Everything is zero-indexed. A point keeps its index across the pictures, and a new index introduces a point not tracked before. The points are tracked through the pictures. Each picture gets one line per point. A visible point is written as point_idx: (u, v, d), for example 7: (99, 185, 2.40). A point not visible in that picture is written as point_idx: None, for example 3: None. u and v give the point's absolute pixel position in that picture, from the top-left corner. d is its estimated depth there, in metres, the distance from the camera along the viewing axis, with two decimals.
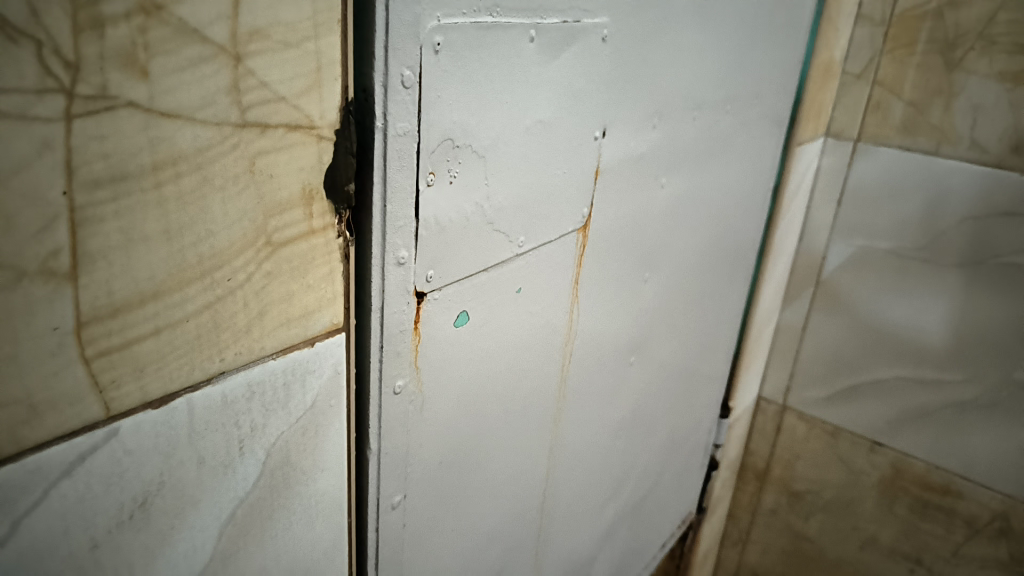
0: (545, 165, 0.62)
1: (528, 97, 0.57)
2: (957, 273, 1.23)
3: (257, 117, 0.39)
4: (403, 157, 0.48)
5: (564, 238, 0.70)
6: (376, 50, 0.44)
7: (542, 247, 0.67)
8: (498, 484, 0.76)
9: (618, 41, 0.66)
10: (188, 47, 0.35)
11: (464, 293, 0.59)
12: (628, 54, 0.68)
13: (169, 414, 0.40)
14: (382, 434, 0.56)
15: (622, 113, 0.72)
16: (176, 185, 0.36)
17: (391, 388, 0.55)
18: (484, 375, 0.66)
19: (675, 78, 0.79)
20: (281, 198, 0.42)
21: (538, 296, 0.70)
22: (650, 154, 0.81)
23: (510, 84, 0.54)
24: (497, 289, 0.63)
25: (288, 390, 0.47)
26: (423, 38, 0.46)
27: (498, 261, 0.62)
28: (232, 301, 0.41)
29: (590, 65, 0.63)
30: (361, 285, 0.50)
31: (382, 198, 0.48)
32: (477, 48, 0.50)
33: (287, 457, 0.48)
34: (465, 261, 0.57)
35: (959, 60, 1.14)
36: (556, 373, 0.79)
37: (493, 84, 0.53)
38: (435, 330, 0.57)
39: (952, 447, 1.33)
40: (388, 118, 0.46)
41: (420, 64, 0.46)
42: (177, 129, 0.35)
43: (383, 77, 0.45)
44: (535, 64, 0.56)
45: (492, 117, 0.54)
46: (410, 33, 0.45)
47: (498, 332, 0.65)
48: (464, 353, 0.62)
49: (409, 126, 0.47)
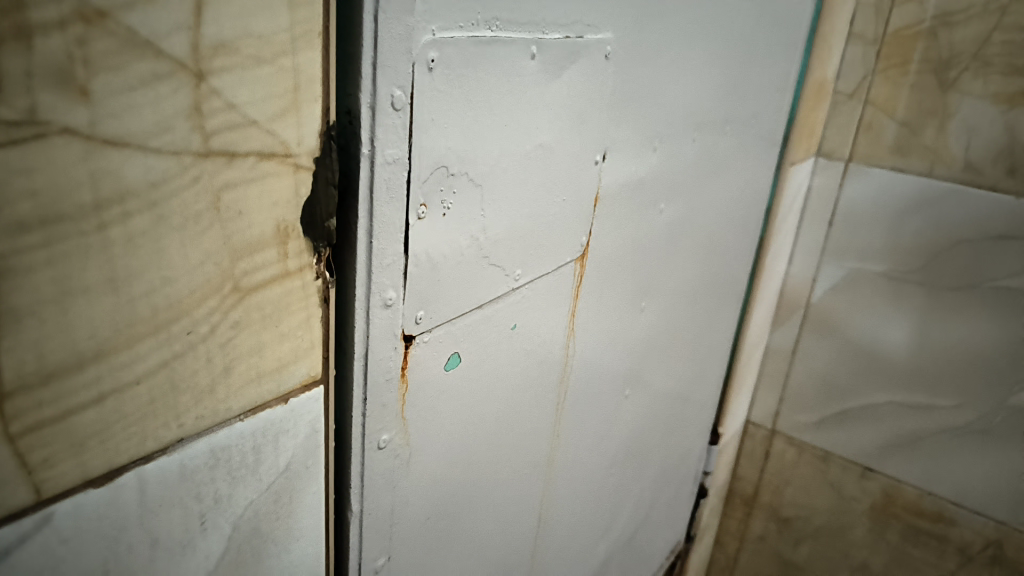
0: (543, 192, 0.57)
1: (528, 120, 0.52)
2: (950, 296, 1.20)
3: (223, 144, 0.33)
4: (392, 187, 0.42)
5: (562, 270, 0.65)
6: (363, 67, 0.38)
7: (539, 279, 0.62)
8: (488, 532, 0.70)
9: (620, 58, 0.61)
10: (139, 63, 0.29)
11: (456, 334, 0.53)
12: (629, 71, 0.63)
13: (116, 493, 0.34)
14: (364, 493, 0.50)
15: (623, 134, 0.67)
16: (125, 226, 0.30)
17: (376, 442, 0.49)
18: (476, 420, 0.60)
19: (677, 95, 0.74)
20: (251, 237, 0.36)
21: (533, 332, 0.64)
22: (650, 177, 0.76)
23: (509, 105, 0.49)
24: (491, 327, 0.57)
25: (258, 455, 0.41)
26: (416, 54, 0.40)
27: (493, 297, 0.56)
28: (193, 357, 0.35)
29: (591, 84, 0.58)
30: (343, 331, 0.45)
31: (368, 234, 0.42)
32: (474, 66, 0.45)
33: (257, 529, 0.42)
34: (458, 300, 0.52)
35: (954, 81, 1.11)
36: (551, 410, 0.73)
37: (491, 105, 0.48)
38: (424, 376, 0.52)
39: (946, 475, 1.29)
40: (377, 144, 0.40)
41: (412, 83, 0.41)
42: (125, 159, 0.29)
43: (371, 98, 0.39)
44: (535, 83, 0.51)
45: (490, 142, 0.49)
46: (401, 48, 0.39)
47: (491, 373, 0.60)
48: (455, 398, 0.56)
49: (399, 153, 0.42)
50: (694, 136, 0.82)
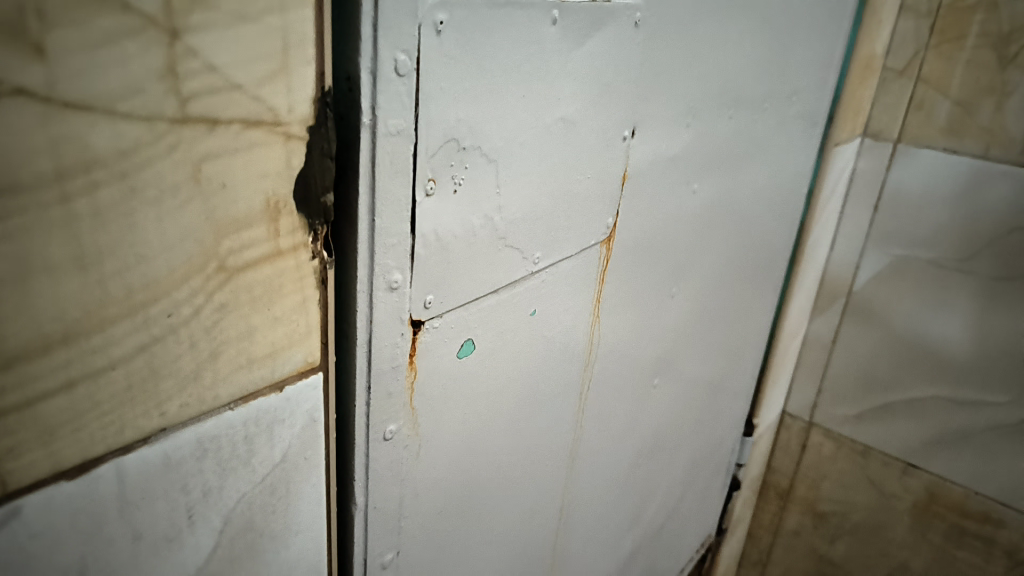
0: (565, 169, 0.54)
1: (548, 91, 0.48)
2: (1003, 285, 1.13)
3: (203, 110, 0.30)
4: (396, 161, 0.39)
5: (587, 253, 0.62)
6: (363, 29, 0.35)
7: (561, 262, 0.58)
8: (506, 525, 0.67)
9: (652, 27, 0.57)
10: (103, 16, 0.26)
11: (471, 319, 0.50)
12: (661, 43, 0.59)
13: (91, 485, 0.32)
14: (370, 487, 0.47)
15: (655, 109, 0.63)
16: (91, 199, 0.28)
17: (381, 433, 0.46)
18: (492, 410, 0.57)
19: (711, 70, 0.69)
20: (237, 212, 0.33)
21: (554, 318, 0.61)
22: (682, 157, 0.72)
23: (526, 74, 0.46)
24: (508, 312, 0.54)
25: (250, 446, 0.38)
26: (423, 15, 0.37)
27: (510, 281, 0.53)
28: (175, 341, 0.33)
29: (619, 54, 0.54)
30: (343, 316, 0.42)
31: (370, 211, 0.39)
32: (488, 32, 0.41)
33: (251, 523, 0.40)
34: (471, 284, 0.49)
35: (1014, 57, 1.03)
36: (574, 401, 0.70)
37: (506, 74, 0.44)
38: (434, 363, 0.49)
39: (993, 471, 1.23)
40: (379, 113, 0.37)
41: (418, 47, 0.38)
42: (90, 125, 0.27)
43: (371, 64, 0.36)
44: (557, 51, 0.47)
45: (506, 114, 0.45)
46: (406, 8, 0.36)
47: (508, 361, 0.57)
48: (469, 388, 0.53)
49: (404, 124, 0.39)
50: (730, 112, 0.77)
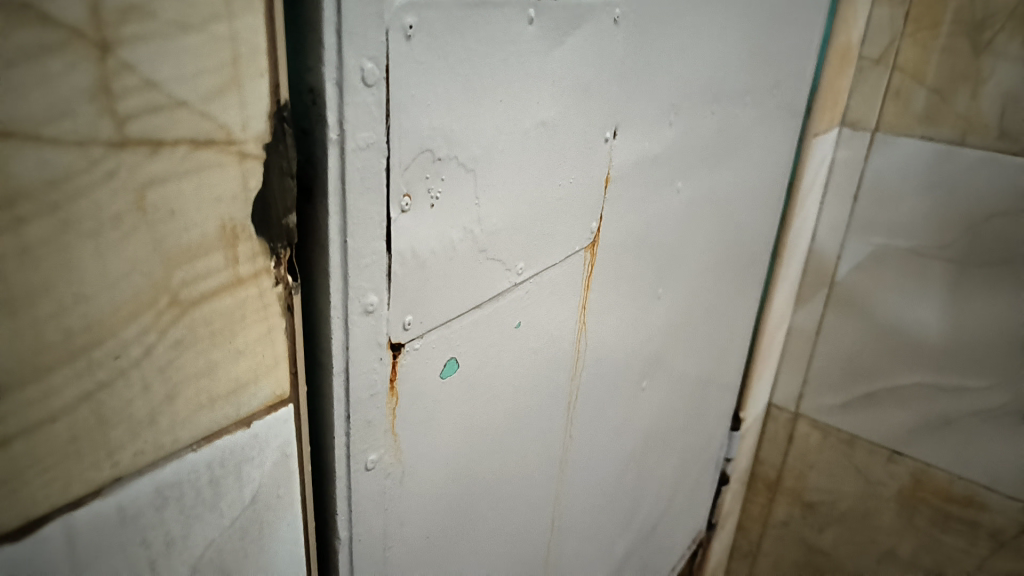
0: (547, 175, 0.51)
1: (527, 93, 0.46)
2: (982, 272, 1.12)
3: (144, 130, 0.27)
4: (367, 177, 0.36)
5: (572, 259, 0.59)
6: (325, 37, 0.32)
7: (545, 271, 0.56)
8: (497, 545, 0.65)
9: (632, 23, 0.54)
10: (19, 32, 0.23)
11: (453, 337, 0.48)
12: (641, 39, 0.57)
13: (37, 547, 0.29)
14: (353, 522, 0.45)
15: (637, 108, 0.60)
16: (21, 235, 0.25)
17: (363, 464, 0.44)
18: (477, 430, 0.55)
19: (692, 64, 0.67)
20: (190, 239, 0.30)
21: (540, 329, 0.58)
22: (666, 155, 0.69)
23: (503, 77, 0.43)
24: (492, 326, 0.52)
25: (217, 488, 0.35)
26: (390, 19, 0.34)
27: (493, 294, 0.50)
28: (127, 383, 0.30)
29: (598, 51, 0.52)
30: (316, 344, 0.39)
31: (341, 232, 0.36)
32: (462, 34, 0.39)
33: (222, 569, 0.37)
34: (452, 300, 0.46)
35: (988, 43, 1.02)
36: (563, 411, 0.68)
37: (482, 78, 0.41)
38: (417, 387, 0.46)
39: (977, 457, 1.22)
40: (347, 127, 0.34)
41: (385, 53, 0.35)
42: (14, 153, 0.24)
43: (337, 75, 0.33)
44: (534, 51, 0.45)
45: (483, 120, 0.43)
46: (370, 13, 0.33)
47: (493, 378, 0.54)
48: (453, 408, 0.51)
49: (374, 137, 0.36)
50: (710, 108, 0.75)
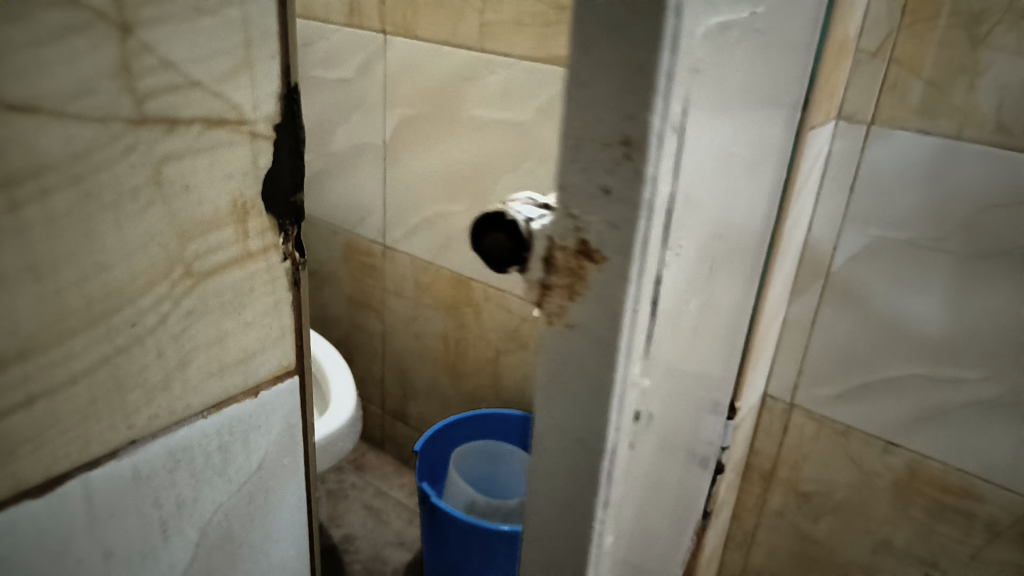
0: (734, 173, 0.58)
1: (738, 102, 0.52)
2: (978, 264, 1.14)
3: (161, 108, 0.35)
4: (663, 199, 0.44)
5: (733, 254, 0.66)
6: (658, 81, 0.39)
7: (721, 264, 0.63)
8: (647, 526, 0.70)
9: (788, 28, 0.60)
10: (49, 15, 0.30)
11: (676, 327, 0.55)
12: (791, 41, 0.62)
13: (61, 500, 0.36)
14: (610, 506, 0.53)
15: (780, 104, 0.66)
16: (46, 206, 0.32)
17: (619, 459, 0.52)
18: (670, 414, 0.62)
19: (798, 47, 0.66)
20: (203, 214, 0.38)
21: (709, 323, 0.66)
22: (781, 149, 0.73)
23: (732, 90, 0.50)
24: (689, 319, 0.58)
25: (223, 455, 0.43)
26: (692, 50, 0.40)
27: (699, 290, 0.58)
28: (141, 348, 0.37)
29: (773, 56, 0.58)
30: (603, 354, 0.47)
31: (641, 248, 0.44)
32: (721, 54, 0.45)
33: (229, 531, 0.45)
34: (681, 295, 0.53)
35: (985, 36, 1.04)
36: (701, 398, 0.74)
37: (725, 91, 0.48)
38: (654, 386, 0.53)
39: (971, 447, 1.24)
40: (658, 158, 0.42)
41: (688, 85, 0.41)
42: (43, 127, 0.31)
43: (662, 114, 0.40)
44: (746, 63, 0.51)
45: (720, 130, 0.50)
46: (686, 49, 0.40)
47: (684, 368, 0.61)
48: (665, 398, 0.58)
49: (671, 164, 0.43)
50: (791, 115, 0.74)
